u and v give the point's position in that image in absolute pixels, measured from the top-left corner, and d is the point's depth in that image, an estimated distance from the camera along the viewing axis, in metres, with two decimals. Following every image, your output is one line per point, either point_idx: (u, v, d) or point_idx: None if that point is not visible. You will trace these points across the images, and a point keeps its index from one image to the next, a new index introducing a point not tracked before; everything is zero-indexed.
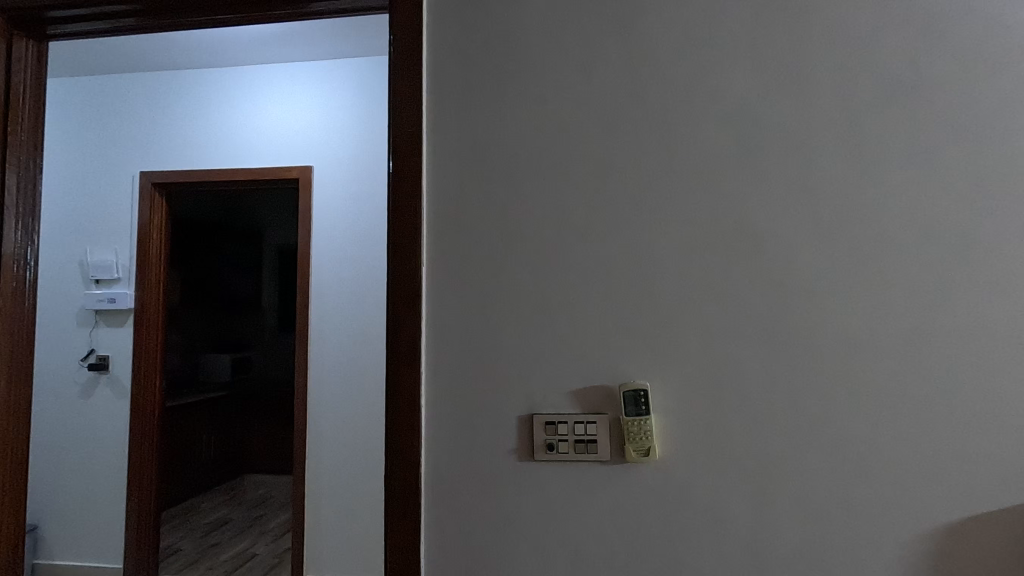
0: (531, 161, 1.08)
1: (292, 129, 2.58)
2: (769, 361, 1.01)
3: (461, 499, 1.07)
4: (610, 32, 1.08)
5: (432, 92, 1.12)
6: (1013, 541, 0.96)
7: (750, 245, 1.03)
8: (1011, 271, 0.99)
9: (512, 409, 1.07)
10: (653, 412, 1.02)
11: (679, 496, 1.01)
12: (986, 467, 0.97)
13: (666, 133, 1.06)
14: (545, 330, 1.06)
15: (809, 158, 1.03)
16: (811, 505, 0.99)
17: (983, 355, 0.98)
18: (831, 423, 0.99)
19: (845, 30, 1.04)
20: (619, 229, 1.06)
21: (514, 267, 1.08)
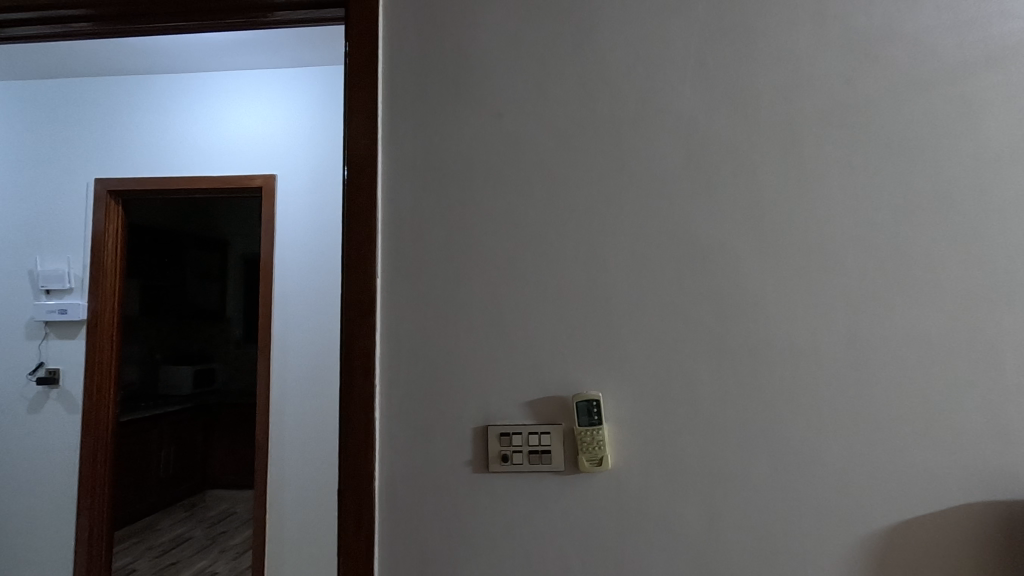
0: (486, 174, 1.09)
1: (255, 137, 2.53)
2: (719, 370, 1.04)
3: (416, 512, 1.06)
4: (564, 47, 1.10)
5: (388, 106, 1.12)
6: (948, 542, 0.99)
7: (697, 257, 1.06)
8: (942, 282, 1.03)
9: (467, 420, 1.07)
10: (606, 422, 1.04)
11: (632, 504, 1.03)
12: (923, 471, 1.00)
13: (617, 148, 1.08)
14: (500, 341, 1.07)
15: (754, 174, 1.06)
16: (757, 510, 1.01)
17: (917, 363, 1.02)
18: (777, 429, 1.02)
19: (789, 50, 1.08)
20: (572, 241, 1.07)
21: (469, 278, 1.08)
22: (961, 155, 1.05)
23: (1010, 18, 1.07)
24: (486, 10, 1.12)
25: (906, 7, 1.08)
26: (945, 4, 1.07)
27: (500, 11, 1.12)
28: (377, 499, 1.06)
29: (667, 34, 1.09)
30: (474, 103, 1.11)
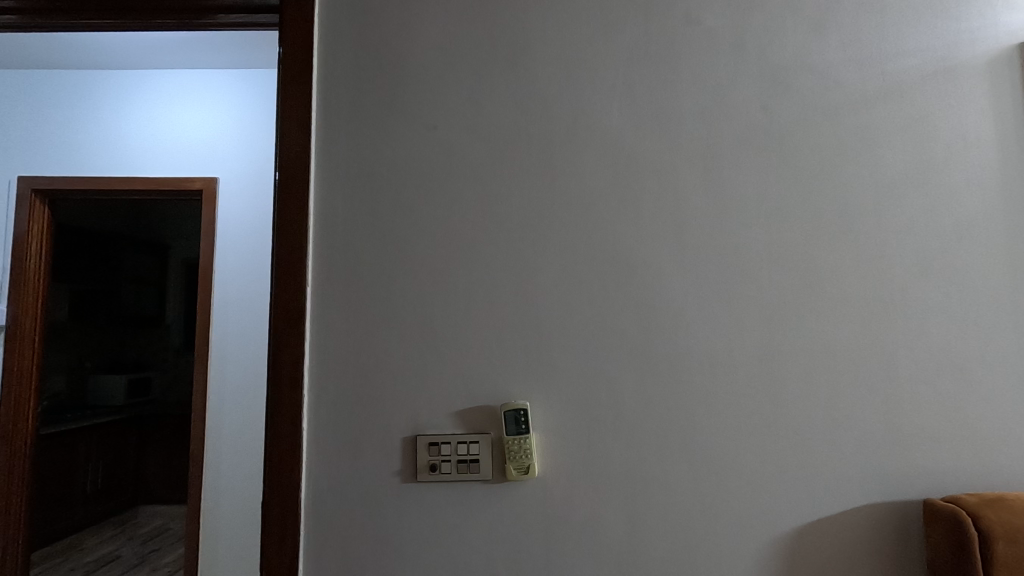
0: (419, 185, 1.11)
1: (195, 138, 2.46)
2: (642, 380, 1.07)
3: (343, 523, 1.05)
4: (497, 64, 1.13)
5: (322, 115, 1.12)
6: (851, 541, 1.05)
7: (623, 271, 1.09)
8: (847, 297, 1.10)
9: (396, 430, 1.07)
10: (534, 431, 1.06)
11: (558, 511, 1.05)
12: (830, 475, 1.06)
13: (548, 163, 1.11)
14: (431, 351, 1.08)
15: (677, 191, 1.11)
16: (677, 513, 1.05)
17: (825, 374, 1.08)
18: (695, 435, 1.07)
19: (709, 75, 1.13)
20: (502, 252, 1.10)
21: (401, 289, 1.09)
22: (864, 178, 1.12)
23: (907, 55, 1.14)
24: (421, 23, 1.14)
25: (815, 40, 1.14)
26: (848, 40, 1.15)
27: (435, 25, 1.14)
28: (303, 512, 1.05)
29: (596, 55, 1.13)
30: (408, 115, 1.12)
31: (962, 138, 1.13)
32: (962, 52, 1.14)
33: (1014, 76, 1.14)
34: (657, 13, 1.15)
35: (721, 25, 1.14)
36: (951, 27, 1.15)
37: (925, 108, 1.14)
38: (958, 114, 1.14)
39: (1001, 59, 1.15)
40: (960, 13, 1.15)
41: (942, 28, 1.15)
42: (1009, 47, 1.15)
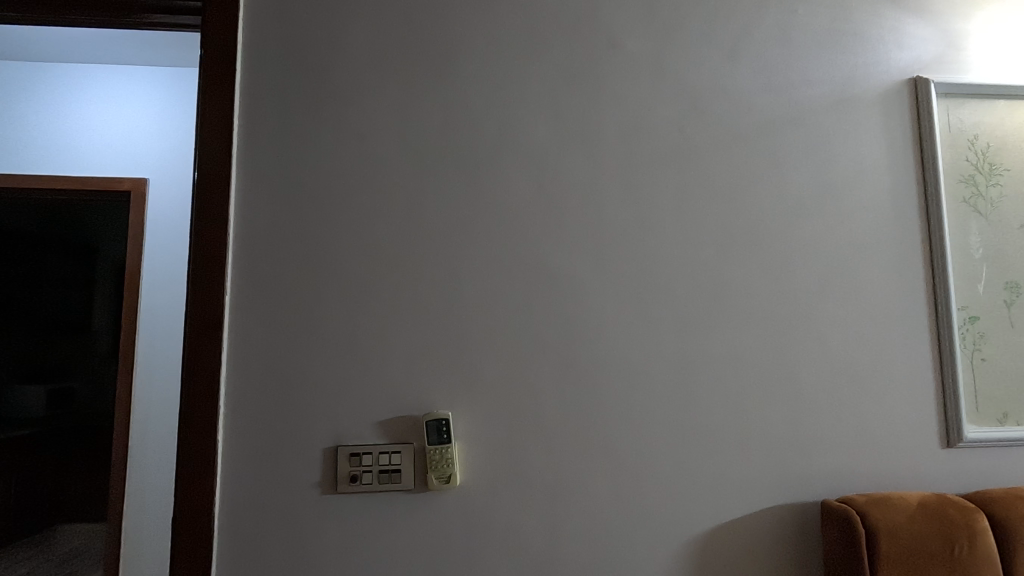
0: (344, 194, 1.11)
1: (125, 137, 2.33)
2: (562, 389, 1.10)
3: (258, 537, 1.03)
4: (426, 77, 1.15)
5: (244, 122, 1.10)
6: (757, 540, 1.11)
7: (545, 283, 1.12)
8: (755, 310, 1.16)
9: (316, 441, 1.06)
10: (456, 440, 1.07)
11: (478, 518, 1.06)
12: (738, 478, 1.12)
13: (473, 177, 1.13)
14: (354, 362, 1.08)
15: (598, 207, 1.15)
16: (594, 516, 1.08)
17: (734, 383, 1.14)
18: (613, 443, 1.10)
19: (630, 96, 1.18)
20: (427, 262, 1.11)
21: (324, 298, 1.08)
22: (773, 198, 1.19)
23: (811, 84, 1.22)
24: (349, 35, 1.14)
25: (729, 67, 1.21)
26: (758, 68, 1.22)
27: (363, 38, 1.14)
28: (215, 529, 1.02)
29: (521, 74, 1.17)
30: (335, 124, 1.12)
31: (860, 163, 1.22)
32: (858, 85, 1.24)
33: (904, 109, 1.24)
34: (582, 34, 1.19)
35: (642, 49, 1.20)
36: (849, 61, 1.24)
37: (827, 135, 1.22)
38: (856, 140, 1.22)
39: (892, 92, 1.24)
40: (856, 49, 1.24)
41: (841, 61, 1.24)
42: (899, 82, 1.25)
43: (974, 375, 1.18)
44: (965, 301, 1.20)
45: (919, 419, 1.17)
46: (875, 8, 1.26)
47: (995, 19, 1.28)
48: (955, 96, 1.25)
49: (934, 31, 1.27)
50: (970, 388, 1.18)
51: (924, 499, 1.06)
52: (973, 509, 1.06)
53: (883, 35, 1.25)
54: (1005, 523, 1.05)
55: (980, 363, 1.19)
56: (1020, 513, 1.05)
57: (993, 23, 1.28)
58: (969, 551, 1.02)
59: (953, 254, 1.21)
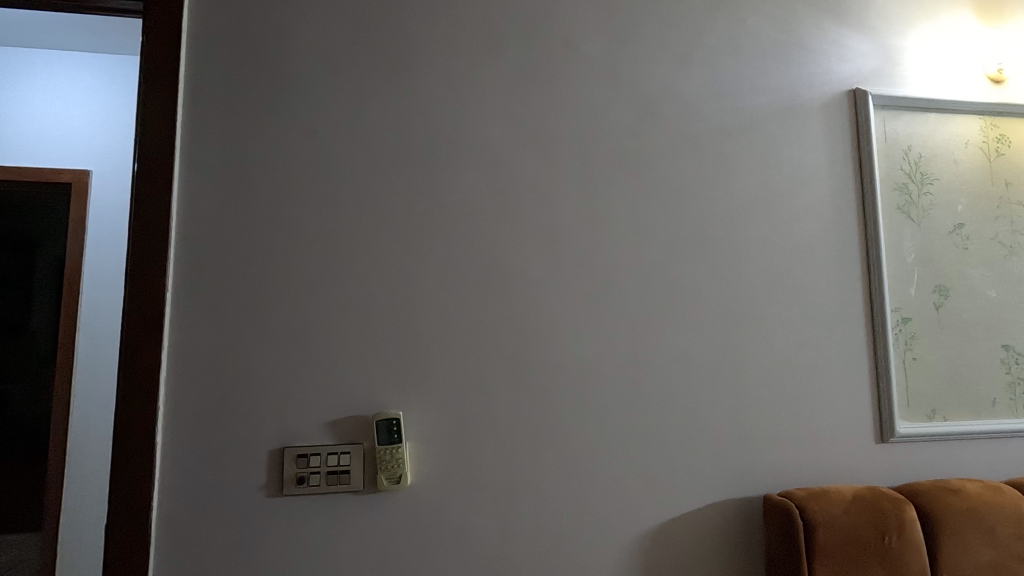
0: (296, 190, 1.08)
1: (63, 126, 2.10)
2: (516, 389, 1.11)
3: (199, 542, 0.99)
4: (381, 74, 1.13)
5: (189, 113, 1.07)
6: (703, 535, 1.14)
7: (499, 283, 1.13)
8: (704, 311, 1.19)
9: (262, 442, 1.03)
10: (407, 440, 1.06)
11: (429, 518, 1.06)
12: (686, 475, 1.14)
13: (427, 175, 1.13)
14: (303, 360, 1.06)
15: (553, 208, 1.16)
16: (545, 514, 1.09)
17: (683, 382, 1.16)
18: (564, 441, 1.11)
19: (585, 99, 1.20)
20: (379, 260, 1.09)
21: (272, 296, 1.06)
22: (722, 202, 1.22)
23: (758, 93, 1.27)
24: (301, 28, 1.12)
25: (682, 74, 1.24)
26: (709, 76, 1.25)
27: (316, 31, 1.12)
28: (152, 534, 0.98)
29: (478, 75, 1.17)
30: (286, 118, 1.09)
31: (804, 170, 1.27)
32: (803, 95, 1.28)
33: (844, 119, 1.30)
34: (538, 36, 1.19)
35: (598, 54, 1.21)
36: (795, 72, 1.29)
37: (774, 142, 1.26)
38: (801, 147, 1.27)
39: (834, 103, 1.30)
40: (802, 61, 1.29)
41: (787, 72, 1.28)
42: (840, 94, 1.30)
43: (906, 374, 1.24)
44: (898, 303, 1.26)
45: (855, 416, 1.22)
46: (819, 22, 1.31)
47: (930, 36, 1.35)
48: (891, 108, 1.31)
49: (874, 45, 1.33)
50: (903, 386, 1.24)
51: (858, 492, 1.11)
52: (902, 500, 1.11)
53: (826, 48, 1.30)
54: (931, 513, 1.10)
55: (911, 362, 1.25)
56: (946, 503, 1.11)
57: (929, 40, 1.35)
58: (899, 540, 1.07)
59: (888, 259, 1.27)
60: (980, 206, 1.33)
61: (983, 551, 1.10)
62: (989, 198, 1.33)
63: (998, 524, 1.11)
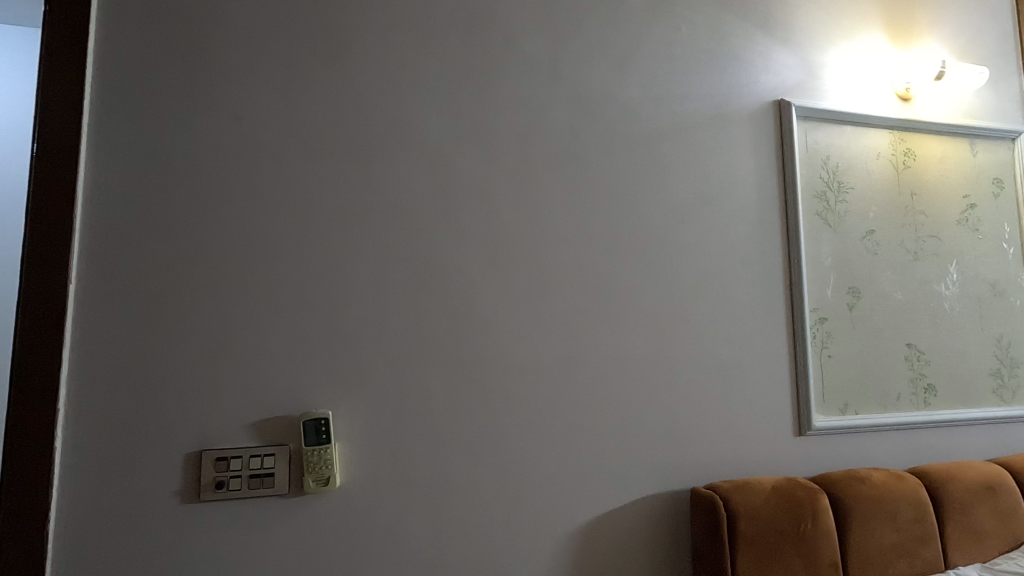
0: (218, 178, 1.03)
1: None
2: (450, 386, 1.09)
3: (105, 553, 0.92)
4: (314, 60, 1.09)
5: (99, 93, 0.99)
6: (634, 528, 1.16)
7: (435, 279, 1.11)
8: (637, 309, 1.21)
9: (177, 446, 0.97)
10: (336, 440, 1.03)
11: (359, 521, 1.02)
12: (618, 470, 1.16)
13: (362, 167, 1.09)
14: (224, 359, 1.00)
15: (491, 205, 1.15)
16: (479, 513, 1.08)
17: (616, 379, 1.18)
18: (499, 439, 1.11)
19: (524, 97, 1.20)
20: (309, 254, 1.05)
21: (190, 289, 1.00)
22: (656, 203, 1.25)
23: (691, 99, 1.31)
24: (227, 7, 1.06)
25: (618, 77, 1.26)
26: (644, 80, 1.28)
27: (244, 13, 1.07)
28: (49, 547, 0.90)
29: (416, 67, 1.14)
30: (209, 102, 1.04)
31: (732, 175, 1.32)
32: (732, 104, 1.34)
33: (770, 128, 1.36)
34: (478, 31, 1.18)
35: (538, 52, 1.22)
36: (726, 81, 1.34)
37: (706, 147, 1.30)
38: (730, 153, 1.32)
39: (760, 112, 1.36)
40: (732, 71, 1.34)
41: (718, 79, 1.33)
42: (766, 104, 1.36)
43: (823, 371, 1.32)
44: (816, 304, 1.33)
45: (777, 411, 1.28)
46: (748, 34, 1.37)
47: (847, 54, 1.44)
48: (812, 119, 1.39)
49: (797, 59, 1.40)
50: (820, 382, 1.31)
51: (778, 483, 1.17)
52: (817, 490, 1.17)
53: (753, 59, 1.36)
54: (842, 501, 1.17)
55: (827, 359, 1.32)
56: (855, 491, 1.18)
57: (846, 57, 1.44)
58: (814, 528, 1.13)
59: (808, 262, 1.34)
60: (889, 213, 1.42)
61: (887, 535, 1.18)
62: (896, 207, 1.43)
63: (900, 510, 1.19)
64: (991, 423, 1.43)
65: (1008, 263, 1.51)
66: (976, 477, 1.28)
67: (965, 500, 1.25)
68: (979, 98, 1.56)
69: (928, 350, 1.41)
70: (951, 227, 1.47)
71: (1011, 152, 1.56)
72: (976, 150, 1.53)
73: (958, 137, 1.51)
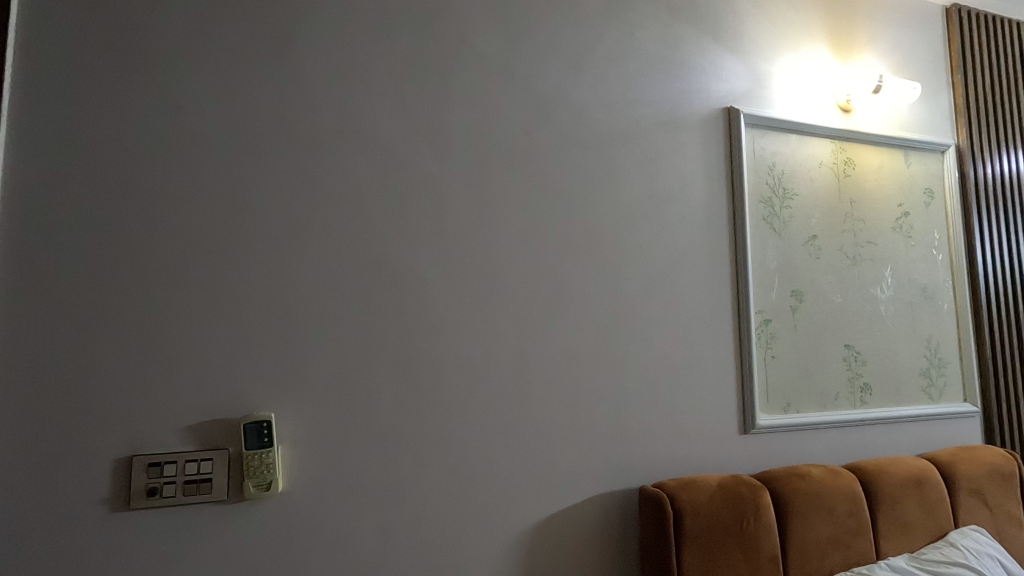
0: (155, 170, 0.98)
1: None
2: (399, 387, 1.07)
3: (22, 566, 0.87)
4: (258, 50, 1.05)
5: (22, 76, 0.93)
6: (583, 527, 1.17)
7: (385, 278, 1.09)
8: (589, 310, 1.22)
9: (105, 451, 0.92)
10: (279, 443, 0.99)
11: (302, 526, 0.99)
12: (568, 470, 1.17)
13: (309, 162, 1.06)
14: (158, 359, 0.96)
15: (443, 204, 1.14)
16: (428, 515, 1.07)
17: (567, 380, 1.19)
18: (449, 440, 1.09)
19: (477, 96, 1.19)
20: (252, 251, 1.02)
21: (122, 286, 0.95)
22: (609, 205, 1.27)
23: (644, 103, 1.33)
24: None
25: (572, 79, 1.27)
26: (598, 83, 1.29)
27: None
28: None
29: (367, 60, 1.12)
30: (145, 91, 0.99)
31: (682, 179, 1.34)
32: (683, 109, 1.36)
33: (719, 134, 1.40)
34: (431, 27, 1.17)
35: (492, 51, 1.21)
36: (677, 87, 1.36)
37: (657, 151, 1.33)
38: (681, 157, 1.35)
39: (710, 118, 1.39)
40: (684, 77, 1.37)
41: (670, 85, 1.36)
42: (716, 110, 1.40)
43: (767, 371, 1.36)
44: (762, 306, 1.37)
45: (723, 410, 1.31)
46: (700, 42, 1.40)
47: (792, 65, 1.49)
48: (759, 127, 1.43)
49: (746, 68, 1.44)
50: (764, 382, 1.35)
51: (722, 480, 1.20)
52: (759, 486, 1.21)
53: (704, 66, 1.39)
54: (783, 497, 1.21)
55: (771, 359, 1.37)
56: (794, 487, 1.23)
57: (792, 68, 1.49)
58: (756, 523, 1.17)
59: (754, 265, 1.38)
60: (830, 219, 1.48)
61: (824, 528, 1.22)
62: (836, 213, 1.49)
63: (835, 504, 1.25)
64: (921, 419, 1.51)
65: (937, 267, 1.60)
66: (905, 471, 1.35)
67: (895, 493, 1.31)
68: (913, 112, 1.64)
69: (864, 350, 1.47)
70: (887, 233, 1.55)
71: (940, 163, 1.65)
72: (910, 160, 1.61)
73: (893, 147, 1.59)
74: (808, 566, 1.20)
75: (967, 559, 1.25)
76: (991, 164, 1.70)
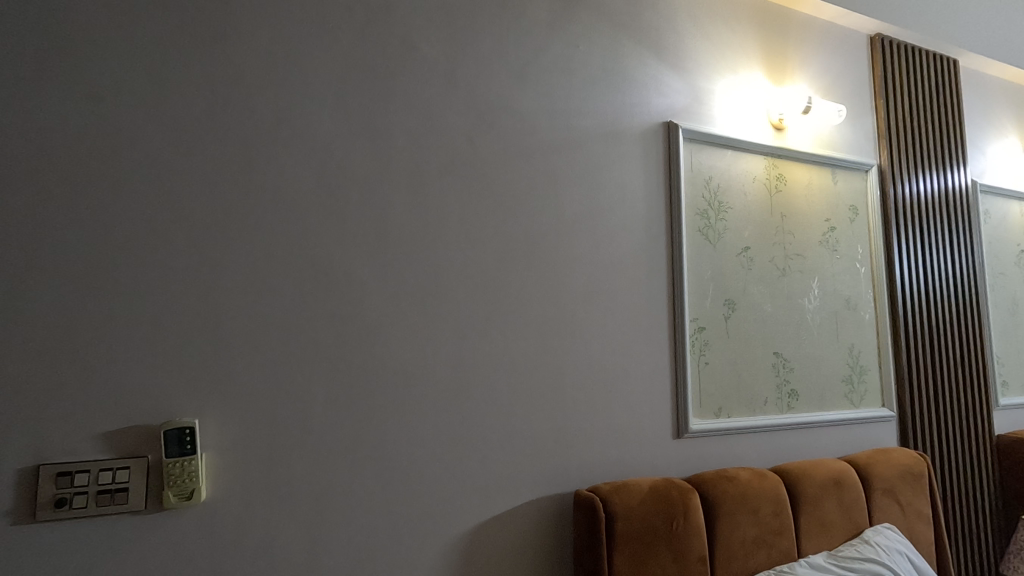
0: (72, 163, 0.93)
1: None
2: (333, 392, 1.06)
3: None
4: (192, 44, 1.02)
5: None
6: (518, 531, 1.18)
7: (320, 280, 1.07)
8: (528, 316, 1.24)
9: (9, 460, 0.87)
10: (203, 451, 0.96)
11: (225, 536, 0.96)
12: (504, 474, 1.18)
13: (242, 162, 1.03)
14: (72, 362, 0.91)
15: (383, 207, 1.13)
16: (360, 522, 1.05)
17: (505, 385, 1.20)
18: (383, 446, 1.08)
19: (421, 100, 1.19)
20: (178, 251, 0.98)
21: (32, 284, 0.90)
22: (549, 212, 1.29)
23: (586, 114, 1.35)
24: None
25: (517, 88, 1.28)
26: (542, 93, 1.31)
27: None
28: None
29: (307, 60, 1.10)
30: (64, 79, 0.94)
31: (622, 190, 1.38)
32: (624, 122, 1.40)
33: (658, 147, 1.44)
34: (375, 30, 1.16)
35: (436, 57, 1.21)
36: (619, 100, 1.40)
37: (599, 161, 1.36)
38: (621, 167, 1.38)
39: (650, 131, 1.43)
40: (626, 91, 1.41)
41: (612, 97, 1.39)
42: (656, 124, 1.44)
43: (701, 377, 1.41)
44: (697, 314, 1.42)
45: (657, 414, 1.35)
46: (642, 57, 1.44)
47: (729, 84, 1.55)
48: (697, 142, 1.48)
49: (686, 85, 1.49)
50: (697, 388, 1.40)
51: (654, 484, 1.23)
52: (690, 489, 1.25)
53: (646, 81, 1.44)
54: (711, 499, 1.26)
55: (705, 366, 1.42)
56: (722, 490, 1.27)
57: (729, 87, 1.55)
58: (686, 525, 1.21)
59: (690, 274, 1.43)
60: (761, 232, 1.55)
61: (749, 529, 1.28)
62: (768, 226, 1.56)
63: (760, 505, 1.30)
64: (842, 423, 1.60)
65: (860, 280, 1.70)
66: (826, 473, 1.42)
67: (816, 494, 1.38)
68: (839, 133, 1.74)
69: (792, 357, 1.55)
70: (813, 247, 1.63)
71: (863, 181, 1.75)
72: (837, 178, 1.70)
73: (821, 166, 1.68)
74: (734, 565, 1.25)
75: (879, 556, 1.32)
76: (909, 184, 1.82)
